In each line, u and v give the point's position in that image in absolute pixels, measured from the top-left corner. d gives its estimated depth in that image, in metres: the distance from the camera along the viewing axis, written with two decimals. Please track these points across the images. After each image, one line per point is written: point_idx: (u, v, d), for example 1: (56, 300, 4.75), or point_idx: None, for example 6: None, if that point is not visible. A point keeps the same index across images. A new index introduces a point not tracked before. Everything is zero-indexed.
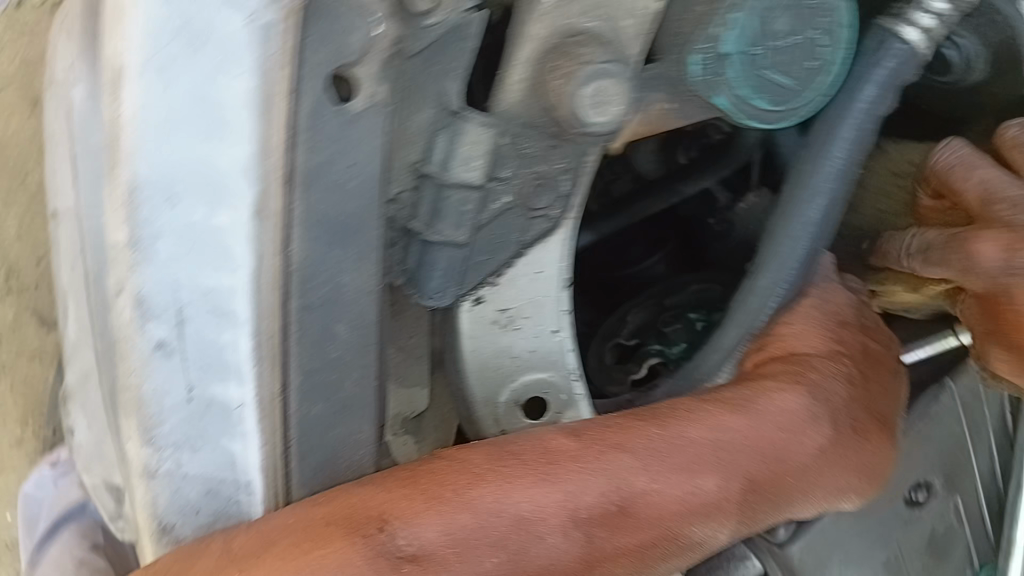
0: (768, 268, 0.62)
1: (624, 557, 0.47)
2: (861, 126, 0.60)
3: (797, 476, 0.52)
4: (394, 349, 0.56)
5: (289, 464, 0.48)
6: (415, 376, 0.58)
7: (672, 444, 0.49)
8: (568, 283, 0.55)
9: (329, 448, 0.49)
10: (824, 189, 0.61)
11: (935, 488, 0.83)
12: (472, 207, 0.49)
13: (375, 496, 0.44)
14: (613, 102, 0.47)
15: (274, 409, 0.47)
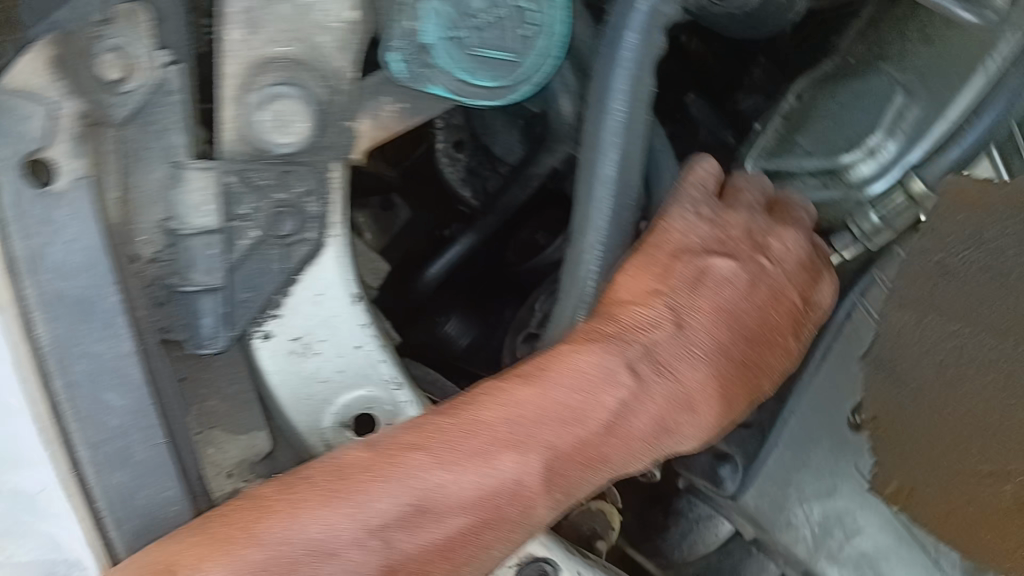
0: (586, 230, 0.63)
1: (432, 556, 0.47)
2: (632, 73, 0.61)
3: (596, 435, 0.49)
4: (217, 400, 0.57)
5: (108, 534, 0.48)
6: (250, 422, 0.58)
7: (461, 429, 0.49)
8: (357, 294, 0.54)
9: (142, 510, 0.49)
10: (613, 143, 0.62)
11: None
12: (218, 250, 0.49)
13: (164, 546, 0.45)
14: (297, 119, 0.49)
15: (73, 488, 0.47)
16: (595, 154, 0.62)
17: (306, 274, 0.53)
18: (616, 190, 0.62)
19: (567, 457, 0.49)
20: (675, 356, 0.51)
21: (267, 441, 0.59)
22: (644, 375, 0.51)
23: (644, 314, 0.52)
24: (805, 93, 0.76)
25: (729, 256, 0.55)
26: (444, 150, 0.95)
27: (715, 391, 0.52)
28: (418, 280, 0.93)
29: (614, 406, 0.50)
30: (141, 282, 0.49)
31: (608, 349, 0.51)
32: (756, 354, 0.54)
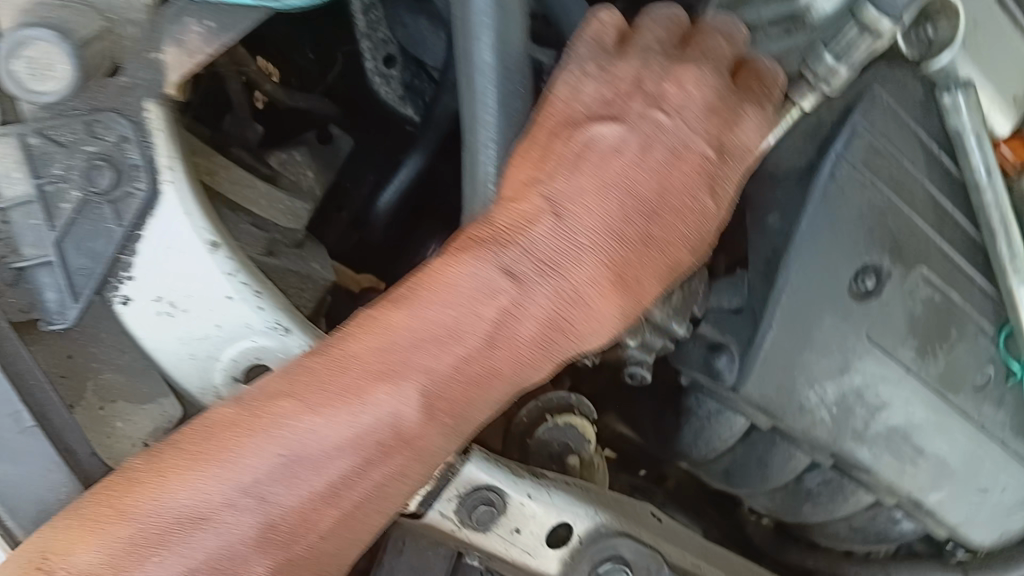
0: (474, 129, 0.54)
1: (316, 505, 0.44)
2: None
3: (476, 350, 0.45)
4: (111, 372, 0.50)
5: (4, 524, 0.46)
6: (151, 389, 0.51)
7: (331, 366, 0.44)
8: (215, 242, 0.49)
9: (33, 494, 0.46)
10: (483, 23, 0.52)
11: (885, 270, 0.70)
12: (41, 218, 0.47)
13: (42, 534, 0.43)
14: (52, 64, 0.45)
15: None
16: (470, 37, 0.53)
17: (147, 227, 0.48)
18: (497, 76, 0.53)
19: (448, 379, 0.44)
20: (555, 250, 0.45)
21: (178, 408, 0.51)
22: (523, 275, 0.45)
23: (520, 208, 0.47)
24: None
25: (616, 120, 0.48)
26: (373, 65, 0.76)
27: (608, 280, 0.46)
28: (374, 213, 0.80)
29: (492, 317, 0.45)
30: None
31: (480, 255, 0.45)
32: (660, 228, 0.47)
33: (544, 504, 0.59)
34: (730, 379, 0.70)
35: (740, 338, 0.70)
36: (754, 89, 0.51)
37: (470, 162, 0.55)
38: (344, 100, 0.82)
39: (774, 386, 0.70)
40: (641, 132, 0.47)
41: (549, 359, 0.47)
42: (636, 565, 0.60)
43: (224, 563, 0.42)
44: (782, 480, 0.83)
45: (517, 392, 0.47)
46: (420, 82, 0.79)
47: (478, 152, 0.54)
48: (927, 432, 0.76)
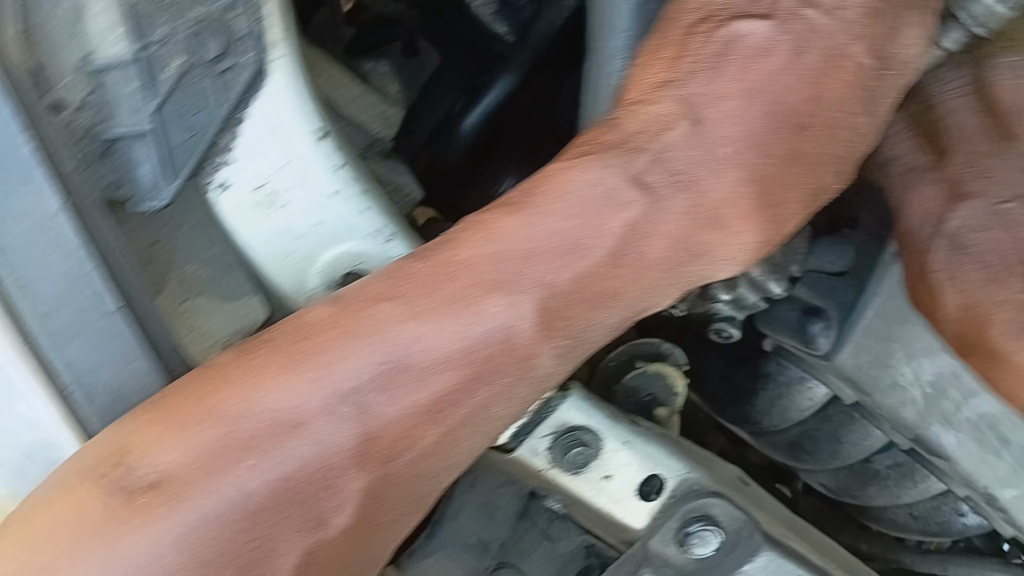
0: (598, 31, 0.48)
1: (417, 420, 0.41)
2: None
3: (598, 266, 0.41)
4: (196, 265, 0.48)
5: (81, 413, 0.43)
6: (235, 287, 0.48)
7: (438, 271, 0.41)
8: (323, 131, 0.48)
9: (107, 384, 0.43)
10: None
11: None
12: (143, 83, 0.42)
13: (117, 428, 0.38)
14: None
15: (30, 366, 0.41)
16: None
17: (252, 107, 0.46)
18: None
19: (567, 297, 0.41)
20: (692, 160, 0.41)
21: (262, 307, 0.49)
22: (655, 186, 0.41)
23: (652, 111, 0.42)
24: None
25: (765, 18, 0.43)
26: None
27: (749, 198, 0.41)
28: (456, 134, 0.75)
29: (620, 232, 0.41)
30: (66, 137, 0.41)
31: (605, 161, 0.41)
32: (806, 144, 0.43)
33: (637, 452, 0.57)
34: (824, 348, 0.66)
35: (841, 303, 0.65)
36: None
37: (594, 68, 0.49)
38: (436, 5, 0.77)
39: (867, 348, 0.66)
40: (792, 33, 0.43)
41: (677, 282, 0.42)
42: (727, 526, 0.56)
43: (317, 473, 0.39)
44: (848, 454, 0.80)
45: (636, 315, 0.43)
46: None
47: (600, 58, 0.49)
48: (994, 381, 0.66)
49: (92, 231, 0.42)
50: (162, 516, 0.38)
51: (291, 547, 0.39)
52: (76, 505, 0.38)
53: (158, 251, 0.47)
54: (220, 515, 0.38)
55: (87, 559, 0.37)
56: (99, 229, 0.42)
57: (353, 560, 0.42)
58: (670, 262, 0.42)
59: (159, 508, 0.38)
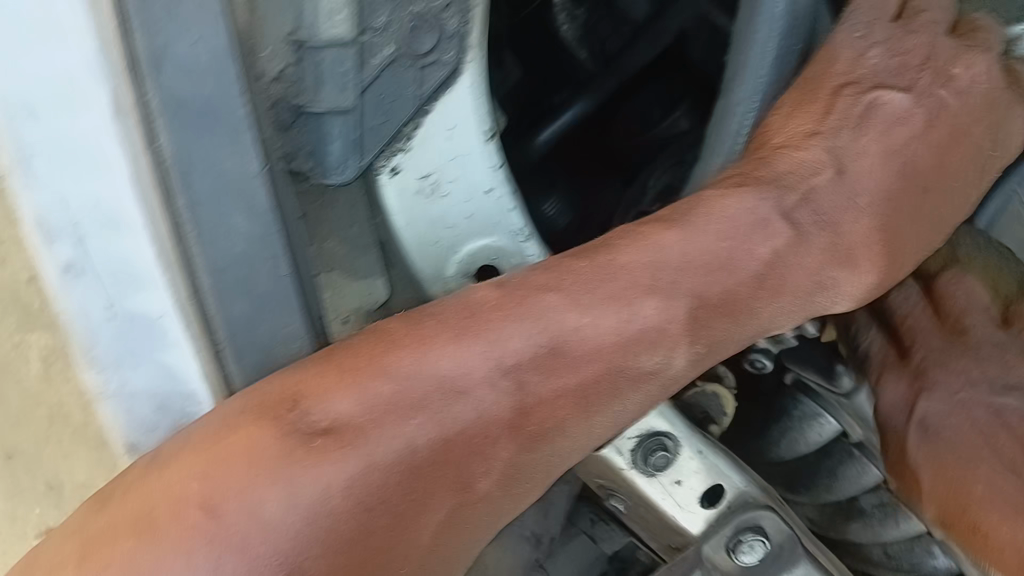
0: (734, 81, 0.47)
1: (565, 401, 0.44)
2: None
3: (744, 287, 0.45)
4: (337, 241, 0.50)
5: (226, 367, 0.46)
6: (367, 266, 0.52)
7: (598, 270, 0.45)
8: (492, 133, 0.50)
9: (260, 343, 0.46)
10: None
11: None
12: (352, 65, 0.44)
13: (288, 375, 0.41)
14: None
15: (195, 318, 0.44)
16: None
17: (440, 102, 0.48)
18: None
19: (713, 309, 0.45)
20: (834, 204, 0.47)
21: (383, 287, 0.53)
22: (802, 224, 0.46)
23: (801, 157, 0.47)
24: None
25: (905, 89, 0.49)
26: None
27: (877, 241, 0.47)
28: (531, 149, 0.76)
29: (765, 258, 0.45)
30: (265, 105, 0.43)
31: (758, 194, 0.46)
32: (929, 204, 0.48)
33: (707, 463, 0.60)
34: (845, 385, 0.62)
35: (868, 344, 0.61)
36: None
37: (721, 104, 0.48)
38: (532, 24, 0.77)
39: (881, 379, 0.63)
40: (927, 106, 0.48)
41: (802, 309, 0.47)
42: (776, 539, 0.60)
43: (469, 438, 0.43)
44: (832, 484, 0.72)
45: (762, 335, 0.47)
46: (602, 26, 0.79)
47: (733, 101, 0.47)
48: None
49: (279, 199, 0.44)
50: (335, 458, 0.40)
51: (440, 503, 0.42)
52: (253, 445, 0.40)
53: (308, 227, 0.49)
54: (389, 464, 0.41)
55: (261, 491, 0.39)
56: (285, 197, 0.45)
57: (483, 527, 0.45)
58: (807, 291, 0.46)
59: (333, 452, 0.40)
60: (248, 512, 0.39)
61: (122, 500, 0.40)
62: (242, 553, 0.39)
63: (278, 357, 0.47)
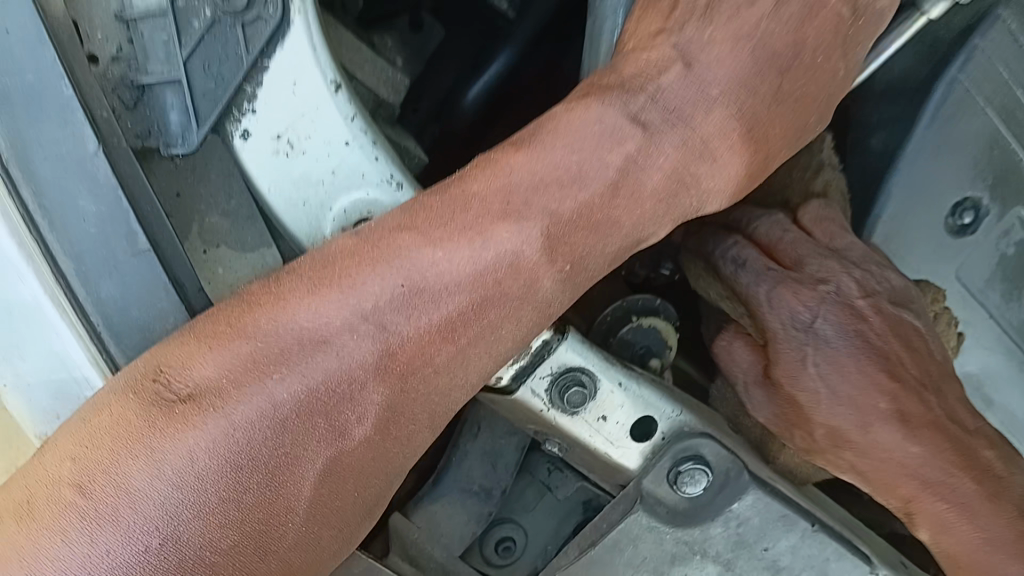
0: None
1: (433, 338, 0.44)
2: None
3: (600, 197, 0.44)
4: (217, 217, 0.50)
5: (108, 349, 0.46)
6: (255, 238, 0.51)
7: (450, 204, 0.44)
8: (338, 84, 0.50)
9: (135, 321, 0.46)
10: None
11: (981, 206, 0.77)
12: (170, 34, 0.47)
13: (155, 351, 0.42)
14: None
15: (65, 304, 0.45)
16: None
17: (275, 58, 0.49)
18: None
19: (570, 224, 0.44)
20: (685, 100, 0.45)
21: (275, 257, 0.52)
22: (652, 124, 0.44)
23: (650, 57, 0.46)
24: None
25: None
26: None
27: (738, 134, 0.45)
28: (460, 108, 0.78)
29: (619, 167, 0.44)
30: (101, 84, 0.47)
31: (605, 101, 0.45)
32: (789, 85, 0.46)
33: (632, 394, 0.59)
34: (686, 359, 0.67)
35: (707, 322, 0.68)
36: None
37: (591, 21, 0.52)
38: None
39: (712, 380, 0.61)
40: None
41: (670, 215, 0.46)
42: (718, 467, 0.58)
43: (340, 386, 0.43)
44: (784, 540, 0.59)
45: (629, 247, 0.46)
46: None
47: (602, 12, 0.51)
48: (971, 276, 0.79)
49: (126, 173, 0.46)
50: (197, 424, 0.41)
51: (316, 455, 0.43)
52: (118, 420, 0.40)
53: (182, 205, 0.50)
54: (251, 423, 0.41)
55: (130, 463, 0.40)
56: (134, 177, 0.46)
57: (375, 475, 0.45)
58: (668, 194, 0.45)
59: (195, 418, 0.41)
60: (117, 485, 0.40)
61: (11, 483, 0.41)
62: (115, 523, 0.39)
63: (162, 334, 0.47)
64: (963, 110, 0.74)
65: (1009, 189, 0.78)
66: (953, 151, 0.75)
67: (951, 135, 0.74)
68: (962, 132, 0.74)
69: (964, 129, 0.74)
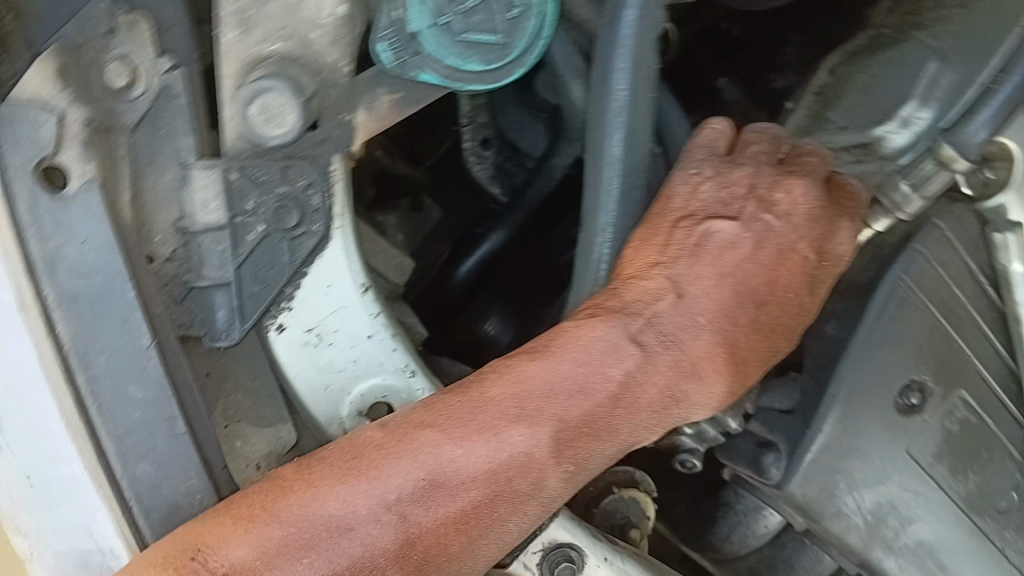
0: (592, 215, 0.61)
1: (448, 530, 0.48)
2: (632, 52, 0.58)
3: (601, 407, 0.50)
4: (243, 395, 0.55)
5: (137, 524, 0.48)
6: (274, 415, 0.56)
7: (468, 404, 0.50)
8: (367, 286, 0.56)
9: (166, 497, 0.49)
10: (618, 122, 0.59)
11: (928, 389, 0.86)
12: (227, 245, 0.52)
13: (191, 531, 0.46)
14: (282, 112, 0.50)
15: (102, 478, 0.48)
16: (601, 134, 0.60)
17: (314, 265, 0.54)
18: (622, 169, 0.59)
19: (575, 430, 0.50)
20: (677, 325, 0.52)
21: (293, 433, 0.57)
22: (647, 344, 0.51)
23: (646, 286, 0.53)
24: (838, 67, 0.89)
25: (732, 219, 0.54)
26: (469, 145, 0.93)
27: (721, 357, 0.52)
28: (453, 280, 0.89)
29: (618, 381, 0.50)
30: (157, 282, 0.51)
31: (606, 324, 0.51)
32: (764, 316, 0.53)
33: (618, 569, 0.63)
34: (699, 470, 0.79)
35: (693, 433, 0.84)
36: (846, 204, 0.57)
37: (586, 237, 0.62)
38: (452, 174, 0.93)
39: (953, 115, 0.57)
40: (754, 230, 0.54)
41: (661, 422, 0.52)
42: None
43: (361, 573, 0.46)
44: None
45: (625, 450, 0.52)
46: (508, 164, 0.94)
47: (593, 232, 0.61)
48: (920, 447, 0.86)
49: (172, 367, 0.51)
50: None
51: None
52: None
53: (212, 383, 0.53)
54: None
55: None
56: (178, 363, 0.51)
57: None
58: (661, 404, 0.51)
59: None
60: None
61: None
62: None
63: (187, 515, 0.50)
64: (903, 307, 0.82)
65: (948, 374, 0.87)
66: (892, 346, 0.83)
67: (896, 326, 0.83)
68: (912, 324, 0.83)
69: (908, 318, 0.83)
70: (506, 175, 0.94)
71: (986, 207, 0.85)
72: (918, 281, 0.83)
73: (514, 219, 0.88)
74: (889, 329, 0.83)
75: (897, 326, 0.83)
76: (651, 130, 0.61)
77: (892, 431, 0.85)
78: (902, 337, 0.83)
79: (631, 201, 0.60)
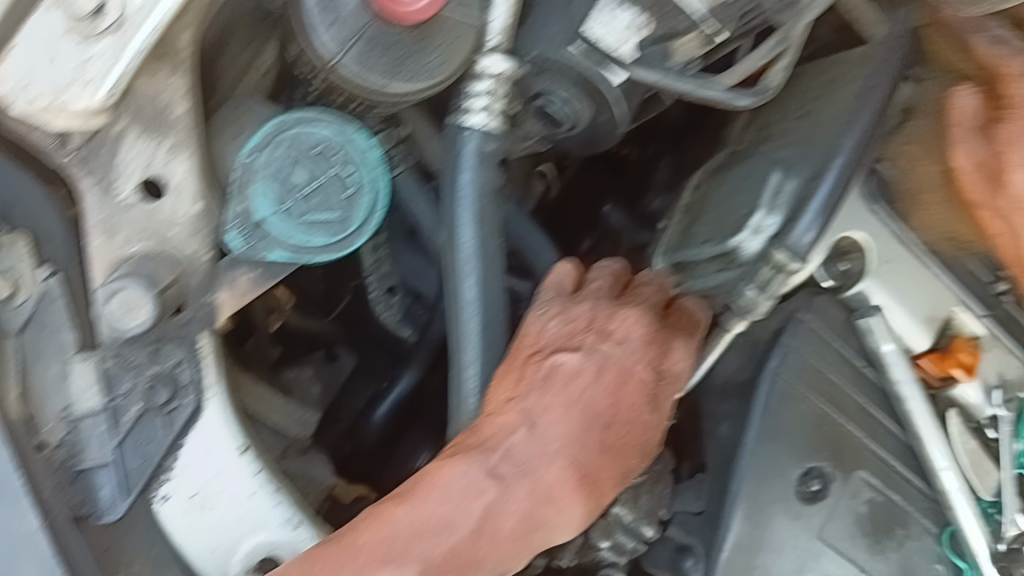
0: (459, 355, 0.66)
1: None
2: (472, 208, 0.66)
3: (464, 541, 0.54)
4: (139, 564, 0.57)
5: None
6: None
7: (339, 554, 0.52)
8: (246, 446, 0.60)
9: None
10: (469, 269, 0.66)
11: (828, 475, 0.89)
12: (106, 426, 0.56)
13: None
14: (138, 306, 0.55)
15: None
16: (457, 281, 0.66)
17: (191, 435, 0.58)
18: (479, 309, 0.66)
19: (442, 566, 0.53)
20: (530, 454, 0.56)
21: None
22: (504, 476, 0.55)
23: (501, 420, 0.58)
24: (702, 184, 0.99)
25: (575, 351, 0.61)
26: (377, 293, 0.94)
27: (573, 480, 0.56)
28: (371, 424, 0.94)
29: (479, 514, 0.54)
30: (48, 467, 0.55)
31: (467, 462, 0.56)
32: (610, 435, 0.59)
33: None
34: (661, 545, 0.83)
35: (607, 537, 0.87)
36: (676, 326, 0.65)
37: (456, 376, 0.67)
38: (359, 322, 0.96)
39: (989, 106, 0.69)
40: (595, 358, 0.60)
41: (525, 548, 0.56)
42: None
43: None
44: None
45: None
46: (416, 308, 0.98)
47: (463, 369, 0.66)
48: (835, 533, 0.89)
49: (65, 547, 0.52)
50: None
51: None
52: None
53: (107, 559, 0.56)
54: None
55: None
56: (69, 542, 0.53)
57: None
58: (523, 530, 0.55)
59: None
60: None
61: None
62: None
63: None
64: (784, 398, 0.88)
65: (845, 458, 0.90)
66: (781, 437, 0.87)
67: (781, 420, 0.87)
68: (799, 414, 0.88)
69: (792, 410, 0.88)
70: (411, 318, 0.98)
71: (848, 295, 0.91)
72: (796, 374, 0.88)
73: (419, 360, 0.94)
74: (776, 422, 0.87)
75: (783, 417, 0.87)
76: (503, 272, 0.68)
77: (800, 520, 0.88)
78: (790, 430, 0.88)
79: (492, 337, 0.66)
